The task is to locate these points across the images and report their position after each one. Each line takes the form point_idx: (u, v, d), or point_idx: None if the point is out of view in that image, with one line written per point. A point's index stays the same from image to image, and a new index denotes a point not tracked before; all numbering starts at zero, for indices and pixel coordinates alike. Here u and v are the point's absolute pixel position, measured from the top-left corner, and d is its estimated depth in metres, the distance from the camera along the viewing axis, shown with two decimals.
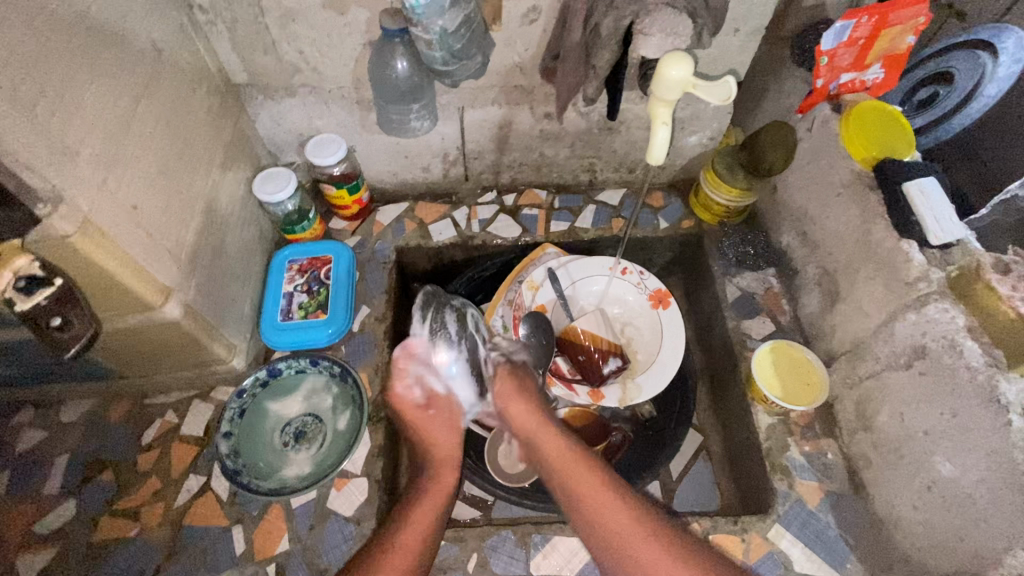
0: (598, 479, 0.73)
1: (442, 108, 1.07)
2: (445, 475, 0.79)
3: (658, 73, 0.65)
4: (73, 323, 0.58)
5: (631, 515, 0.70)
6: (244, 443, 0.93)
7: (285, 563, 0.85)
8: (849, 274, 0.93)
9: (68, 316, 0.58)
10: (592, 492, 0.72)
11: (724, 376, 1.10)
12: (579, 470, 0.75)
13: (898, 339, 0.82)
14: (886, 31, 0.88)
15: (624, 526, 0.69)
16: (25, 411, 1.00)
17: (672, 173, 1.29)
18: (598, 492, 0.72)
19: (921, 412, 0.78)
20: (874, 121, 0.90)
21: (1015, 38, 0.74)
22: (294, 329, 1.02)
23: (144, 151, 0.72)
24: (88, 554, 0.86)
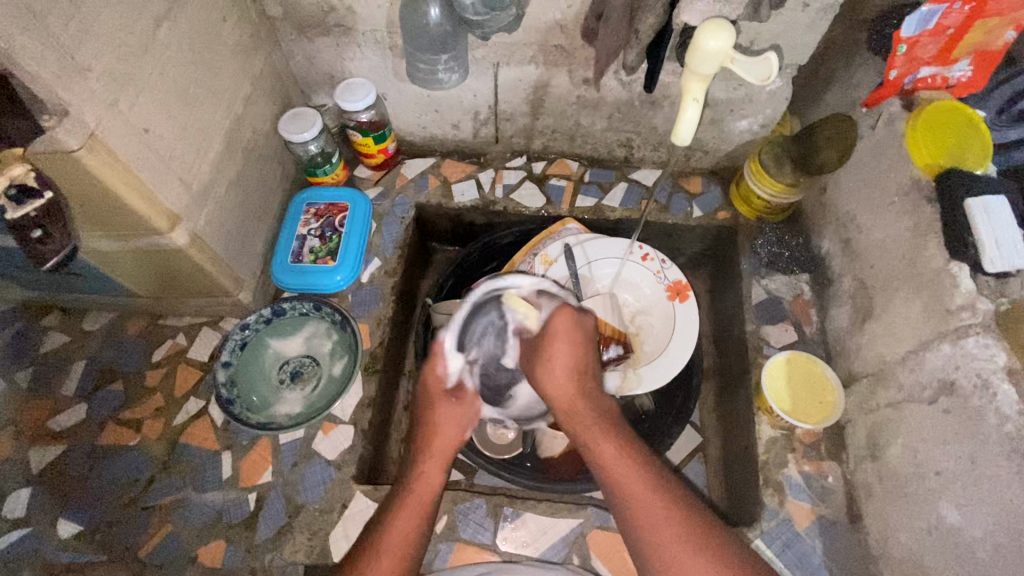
0: (637, 479, 0.67)
1: (475, 62, 1.02)
2: (439, 471, 0.75)
3: (693, 44, 0.58)
4: (54, 237, 0.62)
5: (681, 530, 0.64)
6: (241, 374, 0.95)
7: (265, 494, 0.89)
8: (886, 291, 0.85)
9: (51, 230, 0.61)
10: (640, 493, 0.66)
11: (734, 381, 1.05)
12: (627, 469, 0.68)
13: (926, 370, 0.75)
14: (981, 23, 0.79)
15: (673, 543, 0.63)
16: (52, 315, 1.06)
17: (716, 159, 1.20)
18: (648, 494, 0.66)
19: (936, 452, 0.72)
20: (946, 123, 0.81)
21: None
22: (303, 272, 1.02)
23: (163, 75, 0.72)
24: (92, 454, 0.92)
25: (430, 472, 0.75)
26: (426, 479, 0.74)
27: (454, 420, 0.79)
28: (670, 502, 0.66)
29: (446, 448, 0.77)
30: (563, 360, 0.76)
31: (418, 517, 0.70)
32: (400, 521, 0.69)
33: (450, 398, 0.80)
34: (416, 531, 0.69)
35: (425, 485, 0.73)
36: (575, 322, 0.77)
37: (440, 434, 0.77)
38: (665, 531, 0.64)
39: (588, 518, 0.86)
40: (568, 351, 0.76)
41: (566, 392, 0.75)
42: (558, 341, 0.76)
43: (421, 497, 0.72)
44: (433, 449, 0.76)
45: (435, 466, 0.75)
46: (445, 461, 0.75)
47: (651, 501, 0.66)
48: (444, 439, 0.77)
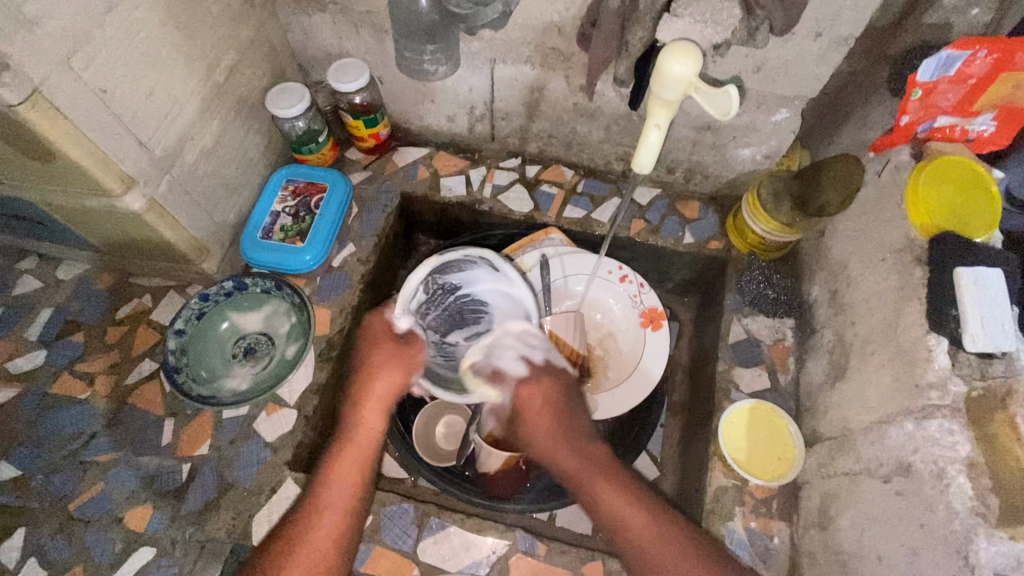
0: (617, 494, 0.66)
1: (471, 56, 0.99)
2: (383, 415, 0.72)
3: (658, 68, 0.53)
4: None
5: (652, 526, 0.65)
6: (193, 345, 0.94)
7: (199, 466, 0.88)
8: (863, 353, 0.79)
9: None
10: (612, 501, 0.66)
11: (699, 420, 1.00)
12: (595, 478, 0.67)
13: (887, 446, 0.69)
14: (1008, 75, 0.71)
15: (634, 523, 0.65)
16: (29, 259, 1.08)
17: (717, 186, 1.14)
18: (620, 499, 0.66)
19: (882, 534, 0.66)
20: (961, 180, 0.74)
21: None
22: (271, 248, 1.01)
23: (132, 37, 0.71)
24: (42, 401, 0.94)
25: (371, 418, 0.71)
26: (366, 426, 0.71)
27: (398, 361, 0.74)
28: (623, 489, 0.67)
29: (382, 399, 0.72)
30: (539, 416, 0.71)
31: (359, 468, 0.69)
32: (335, 476, 0.68)
33: (394, 346, 0.74)
34: (357, 482, 0.69)
35: (366, 432, 0.71)
36: (547, 392, 0.72)
37: (376, 375, 0.72)
38: (626, 514, 0.65)
39: (514, 542, 0.83)
40: (547, 409, 0.71)
41: (543, 432, 0.70)
42: (533, 397, 0.72)
43: (363, 444, 0.70)
44: (365, 399, 0.72)
45: (374, 413, 0.71)
46: (386, 402, 0.72)
47: (610, 490, 0.67)
48: (383, 386, 0.72)
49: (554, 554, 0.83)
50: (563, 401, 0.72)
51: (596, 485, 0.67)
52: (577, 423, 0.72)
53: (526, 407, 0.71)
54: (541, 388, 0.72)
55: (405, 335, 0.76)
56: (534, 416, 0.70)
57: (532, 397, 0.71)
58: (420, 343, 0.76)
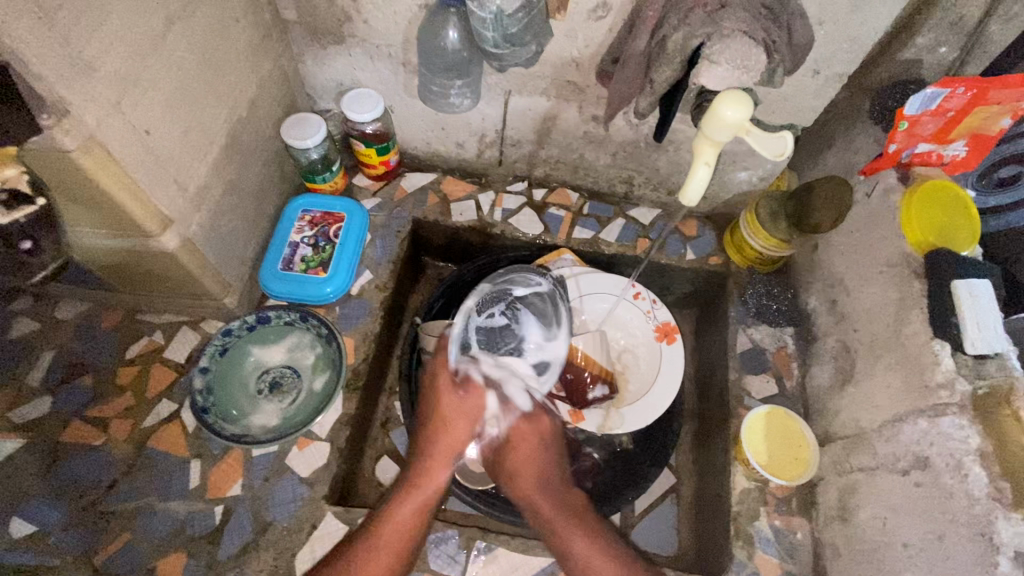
0: (601, 555, 0.68)
1: (488, 87, 1.02)
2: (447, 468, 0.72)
3: (713, 108, 0.61)
4: (43, 248, 0.59)
5: None
6: (219, 383, 0.93)
7: (232, 507, 0.86)
8: (869, 357, 0.87)
9: (39, 241, 0.58)
10: (590, 559, 0.67)
11: (713, 427, 1.06)
12: (576, 537, 0.69)
13: (902, 441, 0.77)
14: (980, 108, 0.81)
15: (602, 573, 0.67)
16: (24, 299, 1.02)
17: (713, 205, 1.22)
18: (593, 553, 0.68)
19: (906, 523, 0.74)
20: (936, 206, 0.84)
21: None
22: (293, 280, 1.01)
23: (170, 76, 0.70)
24: (54, 450, 0.89)
25: (435, 469, 0.72)
26: (430, 478, 0.71)
27: (465, 414, 0.73)
28: (597, 541, 0.69)
29: (450, 455, 0.73)
30: (528, 461, 0.74)
31: (420, 515, 0.70)
32: (392, 522, 0.69)
33: (456, 396, 0.74)
34: (418, 528, 0.69)
35: (427, 482, 0.71)
36: (536, 433, 0.75)
37: (452, 426, 0.73)
38: (596, 563, 0.67)
39: None
40: (535, 454, 0.74)
41: (525, 476, 0.73)
42: (525, 441, 0.74)
43: (426, 492, 0.71)
44: (437, 455, 0.72)
45: (441, 468, 0.72)
46: (454, 456, 0.73)
47: (582, 538, 0.69)
48: (454, 439, 0.73)
49: None
50: (551, 450, 0.75)
51: (574, 537, 0.69)
52: (562, 475, 0.75)
53: (517, 448, 0.74)
54: (535, 433, 0.75)
55: (462, 381, 0.75)
56: (518, 454, 0.74)
57: (523, 437, 0.74)
58: (484, 394, 0.74)
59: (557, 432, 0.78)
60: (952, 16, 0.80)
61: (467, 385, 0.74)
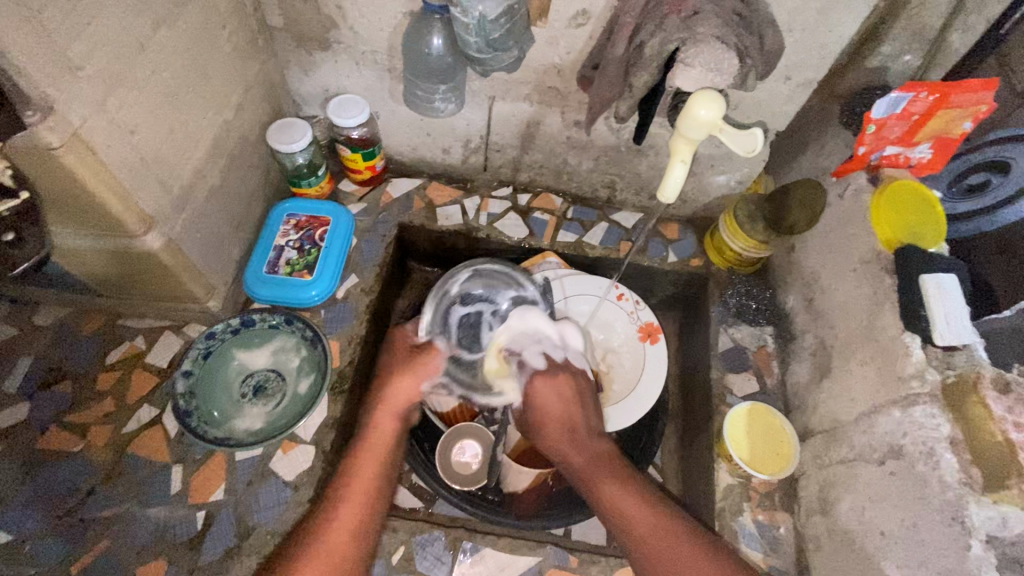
0: (625, 497, 0.69)
1: (472, 93, 1.04)
2: (395, 417, 0.74)
3: (687, 110, 0.67)
4: (27, 243, 0.59)
5: (646, 517, 0.68)
6: (202, 386, 0.92)
7: (215, 512, 0.85)
8: (845, 353, 0.89)
9: (23, 235, 0.58)
10: (619, 501, 0.69)
11: (696, 425, 1.07)
12: (607, 479, 0.71)
13: (878, 433, 0.79)
14: (943, 112, 0.81)
15: (633, 518, 0.68)
16: (1, 305, 1.01)
17: (694, 208, 1.25)
18: (621, 497, 0.69)
19: (883, 512, 0.76)
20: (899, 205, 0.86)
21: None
22: (278, 284, 1.01)
23: (154, 78, 0.71)
24: (30, 458, 0.87)
25: (384, 421, 0.73)
26: (381, 428, 0.73)
27: (412, 370, 0.77)
28: (624, 483, 0.70)
29: (396, 405, 0.74)
30: (551, 406, 0.78)
31: (376, 463, 0.70)
32: (356, 469, 0.69)
33: (406, 355, 0.79)
34: (376, 480, 0.69)
35: (379, 437, 0.72)
36: (553, 381, 0.79)
37: (395, 381, 0.76)
38: (625, 510, 0.68)
39: (546, 557, 0.86)
40: (556, 404, 0.78)
41: (552, 424, 0.77)
42: (545, 388, 0.79)
43: (376, 446, 0.71)
44: (382, 406, 0.74)
45: (388, 418, 0.74)
46: (399, 409, 0.74)
47: (610, 485, 0.70)
48: (399, 393, 0.75)
49: (585, 564, 0.86)
50: (575, 400, 0.78)
51: (602, 484, 0.71)
52: (587, 423, 0.77)
53: (534, 397, 0.79)
54: (557, 384, 0.79)
55: (417, 345, 0.81)
56: (543, 399, 0.78)
57: (542, 389, 0.79)
58: (436, 351, 0.80)
59: (581, 387, 0.80)
60: (914, 26, 0.84)
61: (425, 347, 0.80)
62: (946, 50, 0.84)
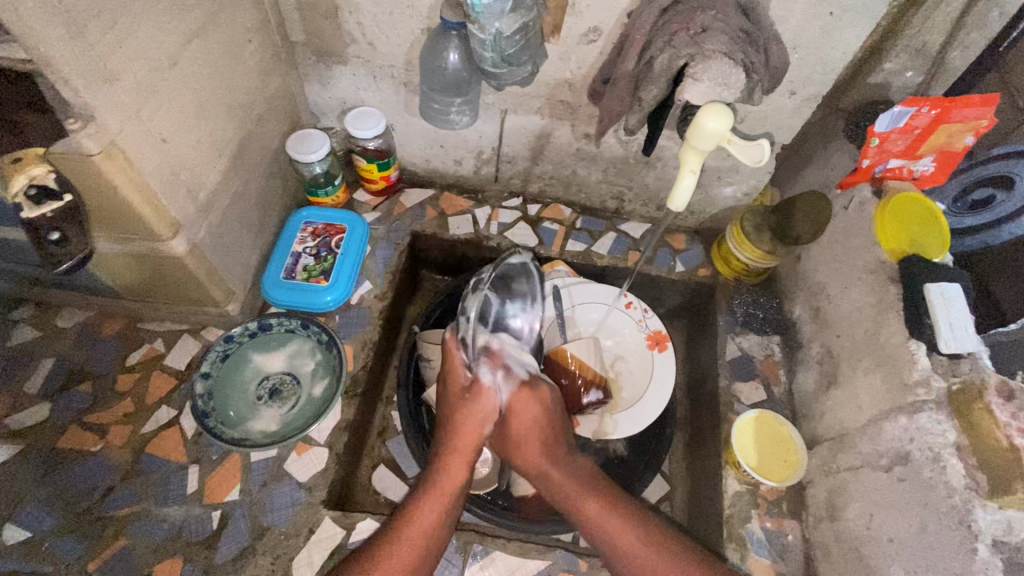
0: (614, 520, 0.71)
1: (485, 107, 1.08)
2: (465, 467, 0.76)
3: (696, 122, 0.69)
4: (69, 241, 0.64)
5: (634, 535, 0.70)
6: (219, 387, 0.94)
7: (230, 512, 0.86)
8: (851, 361, 0.91)
9: (66, 233, 0.64)
10: (608, 522, 0.70)
11: (704, 433, 1.08)
12: (591, 502, 0.72)
13: (885, 439, 0.80)
14: (944, 127, 0.84)
15: (620, 536, 0.70)
16: (25, 308, 1.03)
17: (701, 220, 1.27)
18: (610, 518, 0.71)
19: (891, 518, 0.76)
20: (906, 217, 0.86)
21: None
22: (295, 289, 1.04)
23: (185, 90, 0.75)
24: (51, 456, 0.89)
25: (456, 469, 0.75)
26: (452, 470, 0.75)
27: (478, 415, 0.79)
28: (613, 507, 0.72)
29: (466, 446, 0.76)
30: (528, 429, 0.79)
31: (439, 510, 0.71)
32: (420, 516, 0.70)
33: (467, 387, 0.81)
34: (435, 528, 0.70)
35: (445, 484, 0.73)
36: (535, 400, 0.80)
37: (464, 432, 0.78)
38: (608, 523, 0.70)
39: (556, 560, 0.87)
40: (535, 425, 0.80)
41: (531, 446, 0.79)
42: (525, 406, 0.79)
43: (443, 492, 0.72)
44: (454, 446, 0.76)
45: (460, 460, 0.76)
46: (470, 457, 0.76)
47: (596, 504, 0.72)
48: (470, 431, 0.78)
49: (594, 569, 0.87)
50: (549, 418, 0.81)
51: (588, 504, 0.73)
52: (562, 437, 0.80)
53: (515, 416, 0.79)
54: (537, 403, 0.80)
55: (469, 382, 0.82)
56: (520, 425, 0.79)
57: (522, 408, 0.79)
58: (485, 392, 0.80)
59: (557, 410, 0.82)
60: (916, 43, 0.86)
61: (473, 386, 0.80)
62: (947, 66, 0.87)
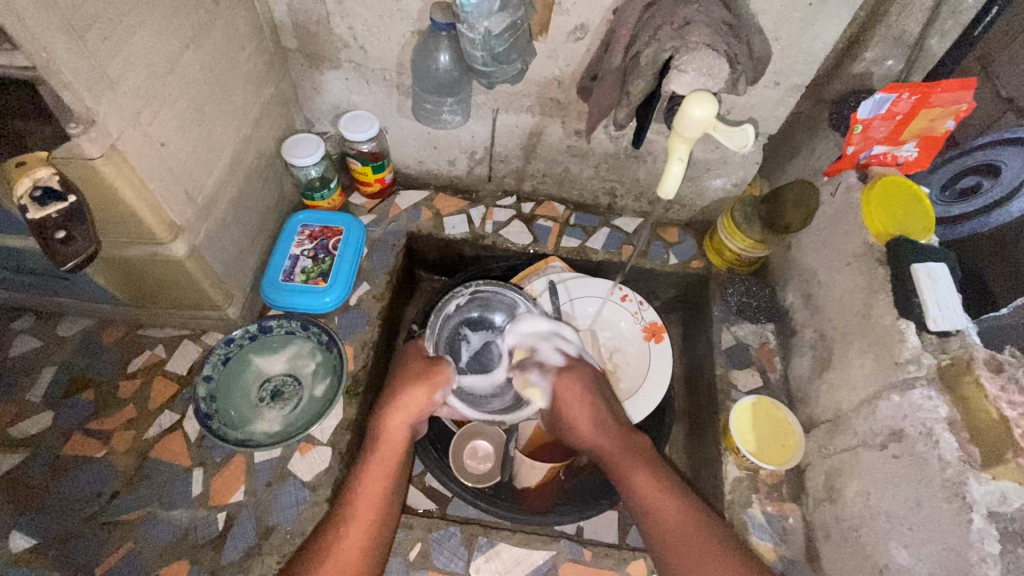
0: (651, 487, 0.76)
1: (476, 107, 1.09)
2: (405, 427, 0.79)
3: (683, 111, 0.71)
4: (75, 239, 0.62)
5: (670, 506, 0.74)
6: (222, 390, 0.95)
7: (235, 513, 0.87)
8: (844, 343, 0.92)
9: (72, 232, 0.62)
10: (649, 494, 0.76)
11: (702, 422, 1.09)
12: (633, 471, 0.78)
13: (879, 418, 0.82)
14: (925, 112, 0.87)
15: (657, 505, 0.75)
16: (26, 318, 1.04)
17: (692, 213, 1.29)
18: (650, 489, 0.76)
19: (887, 494, 0.78)
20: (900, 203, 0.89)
21: (1017, 161, 0.79)
22: (294, 291, 1.05)
23: (182, 95, 0.76)
24: (55, 463, 0.90)
25: (397, 432, 0.78)
26: (390, 439, 0.78)
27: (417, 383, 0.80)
28: (655, 478, 0.77)
29: (406, 419, 0.79)
30: (578, 409, 0.83)
31: (386, 482, 0.75)
32: (367, 485, 0.75)
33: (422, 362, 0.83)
34: (387, 488, 0.75)
35: (391, 445, 0.78)
36: (583, 384, 0.85)
37: (404, 399, 0.79)
38: (649, 497, 0.75)
39: (560, 550, 0.89)
40: (586, 402, 0.84)
41: (584, 426, 0.83)
42: (570, 392, 0.84)
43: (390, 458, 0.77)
44: (391, 420, 0.78)
45: (398, 425, 0.78)
46: (410, 417, 0.79)
47: (641, 475, 0.77)
48: (407, 407, 0.79)
49: (598, 557, 0.88)
50: (597, 395, 0.85)
51: (632, 473, 0.78)
52: (614, 416, 0.84)
53: (564, 399, 0.84)
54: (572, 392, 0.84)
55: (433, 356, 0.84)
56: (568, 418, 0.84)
57: (573, 390, 0.84)
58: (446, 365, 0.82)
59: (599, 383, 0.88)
60: (895, 32, 0.89)
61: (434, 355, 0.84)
62: (925, 53, 0.89)
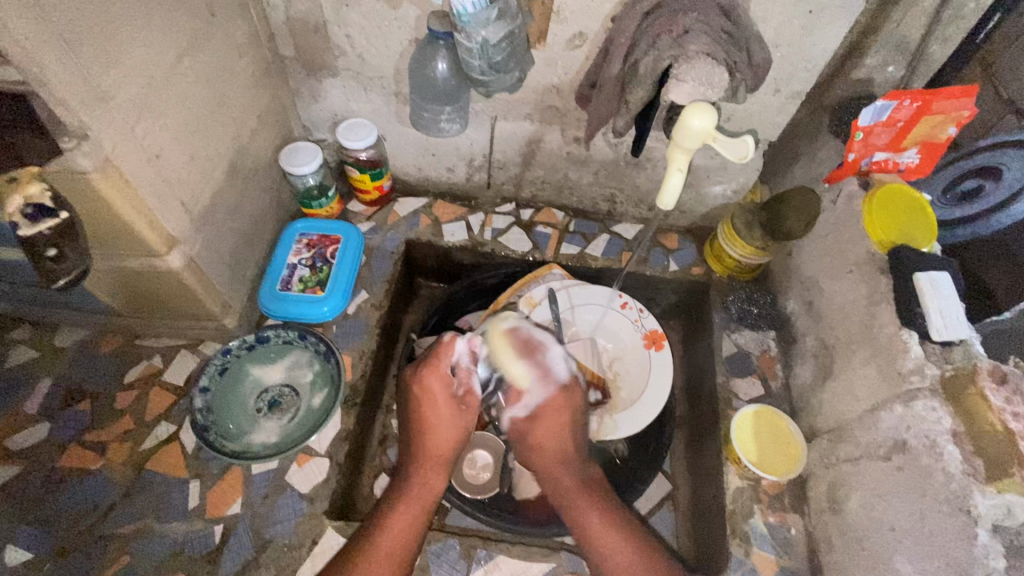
0: (607, 524, 0.78)
1: (475, 114, 1.09)
2: (440, 474, 0.82)
3: (682, 121, 0.71)
4: (66, 257, 0.65)
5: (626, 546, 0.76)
6: (219, 402, 0.94)
7: (232, 526, 0.86)
8: (846, 353, 0.91)
9: (63, 249, 0.64)
10: (602, 530, 0.77)
11: (703, 431, 1.08)
12: (587, 506, 0.80)
13: (882, 429, 0.81)
14: (927, 119, 0.86)
15: (610, 545, 0.76)
16: (23, 328, 1.03)
17: (692, 219, 1.28)
18: (607, 526, 0.77)
19: (891, 507, 0.77)
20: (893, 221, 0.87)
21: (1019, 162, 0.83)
22: (291, 301, 1.04)
23: (178, 106, 0.76)
24: (50, 476, 0.89)
25: (431, 477, 0.81)
26: (426, 485, 0.80)
27: (453, 426, 0.84)
28: (612, 517, 0.78)
29: (438, 466, 0.82)
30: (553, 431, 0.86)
31: (415, 517, 0.77)
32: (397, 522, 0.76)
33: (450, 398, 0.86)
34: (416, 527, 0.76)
35: (424, 488, 0.80)
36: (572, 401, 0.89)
37: (439, 442, 0.83)
38: (603, 534, 0.77)
39: (560, 562, 0.87)
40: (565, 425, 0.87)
41: (559, 450, 0.85)
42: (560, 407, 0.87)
43: (423, 496, 0.79)
44: (427, 464, 0.82)
45: (435, 474, 0.82)
46: (443, 464, 0.83)
47: (596, 511, 0.79)
48: (441, 448, 0.83)
49: None
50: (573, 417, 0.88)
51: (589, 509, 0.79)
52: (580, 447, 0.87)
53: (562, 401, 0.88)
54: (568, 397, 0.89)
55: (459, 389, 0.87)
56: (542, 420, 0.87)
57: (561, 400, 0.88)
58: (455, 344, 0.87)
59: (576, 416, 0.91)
60: (896, 38, 0.88)
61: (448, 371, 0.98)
62: (927, 59, 0.89)
